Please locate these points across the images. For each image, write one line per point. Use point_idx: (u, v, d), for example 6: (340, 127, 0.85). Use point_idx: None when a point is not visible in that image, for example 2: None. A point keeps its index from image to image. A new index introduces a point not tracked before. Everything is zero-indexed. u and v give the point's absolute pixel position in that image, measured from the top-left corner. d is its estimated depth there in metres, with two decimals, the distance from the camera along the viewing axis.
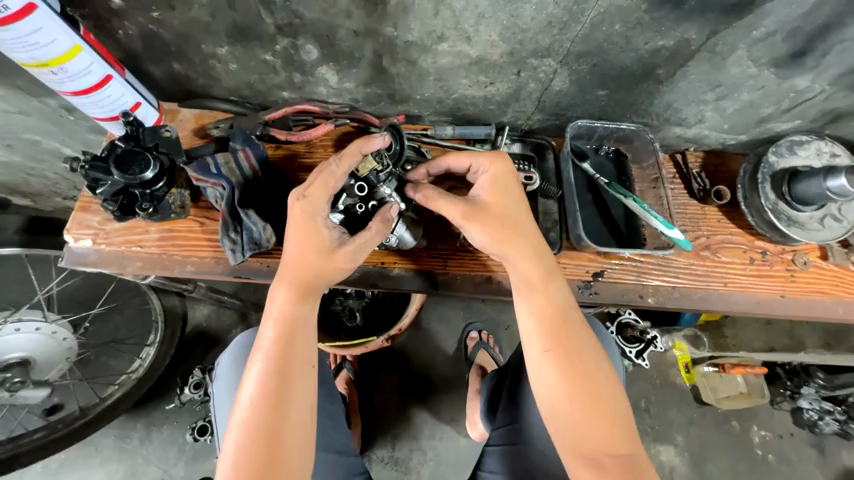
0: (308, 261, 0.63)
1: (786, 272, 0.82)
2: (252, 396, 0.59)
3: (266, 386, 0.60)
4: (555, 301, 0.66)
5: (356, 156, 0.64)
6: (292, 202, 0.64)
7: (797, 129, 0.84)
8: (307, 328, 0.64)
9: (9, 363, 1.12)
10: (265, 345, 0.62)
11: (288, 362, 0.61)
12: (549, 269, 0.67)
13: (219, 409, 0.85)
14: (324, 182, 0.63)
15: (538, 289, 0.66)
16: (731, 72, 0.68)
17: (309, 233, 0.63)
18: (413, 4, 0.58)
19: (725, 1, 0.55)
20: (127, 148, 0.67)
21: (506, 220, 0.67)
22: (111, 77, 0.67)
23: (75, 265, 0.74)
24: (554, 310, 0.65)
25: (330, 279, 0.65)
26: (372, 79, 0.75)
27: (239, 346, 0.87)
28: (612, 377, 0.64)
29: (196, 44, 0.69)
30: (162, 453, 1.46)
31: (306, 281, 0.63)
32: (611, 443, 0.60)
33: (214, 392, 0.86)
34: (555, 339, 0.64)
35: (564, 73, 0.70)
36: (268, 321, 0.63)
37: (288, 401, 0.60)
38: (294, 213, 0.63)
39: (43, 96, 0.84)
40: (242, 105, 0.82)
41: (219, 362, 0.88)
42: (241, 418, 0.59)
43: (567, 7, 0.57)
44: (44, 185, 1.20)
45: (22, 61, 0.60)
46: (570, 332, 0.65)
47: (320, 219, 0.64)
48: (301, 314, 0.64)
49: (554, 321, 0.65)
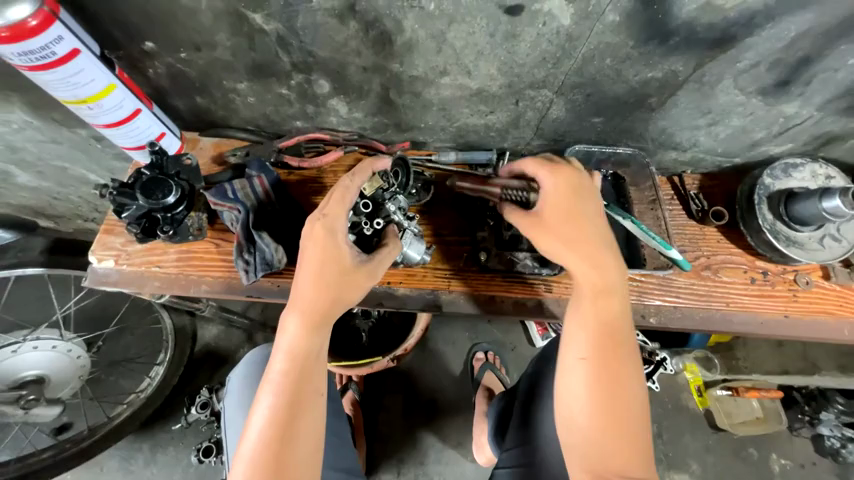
0: (325, 280, 0.63)
1: (789, 292, 0.83)
2: (262, 428, 0.60)
3: (275, 418, 0.60)
4: (609, 324, 0.63)
5: (366, 174, 0.68)
6: (311, 222, 0.65)
7: (791, 151, 0.86)
8: (318, 360, 0.65)
9: (24, 381, 1.16)
10: (274, 379, 0.62)
11: (298, 393, 0.62)
12: (611, 287, 0.64)
13: (229, 427, 0.87)
14: (339, 198, 0.65)
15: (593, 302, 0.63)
16: (720, 100, 0.72)
17: (329, 251, 0.64)
18: (417, 43, 0.63)
19: (706, 37, 0.60)
20: (152, 176, 0.72)
21: (576, 234, 0.64)
22: (140, 111, 0.72)
23: (97, 284, 0.78)
24: (596, 334, 0.62)
25: (346, 300, 0.65)
26: (380, 109, 0.80)
27: (250, 364, 0.91)
28: (643, 404, 0.61)
29: (218, 80, 0.75)
30: (166, 476, 1.45)
31: (321, 305, 0.64)
32: (631, 466, 0.58)
33: (225, 409, 0.88)
34: (594, 363, 0.61)
35: (560, 102, 0.74)
36: (278, 355, 0.64)
37: (296, 430, 0.61)
38: (314, 233, 0.64)
39: (75, 127, 0.92)
40: (258, 134, 0.87)
41: (231, 378, 0.92)
42: (249, 451, 0.59)
43: (560, 44, 0.62)
44: (68, 208, 1.27)
45: (63, 98, 0.66)
46: (616, 358, 0.61)
47: (338, 237, 0.65)
48: (313, 342, 0.64)
49: (593, 347, 0.62)
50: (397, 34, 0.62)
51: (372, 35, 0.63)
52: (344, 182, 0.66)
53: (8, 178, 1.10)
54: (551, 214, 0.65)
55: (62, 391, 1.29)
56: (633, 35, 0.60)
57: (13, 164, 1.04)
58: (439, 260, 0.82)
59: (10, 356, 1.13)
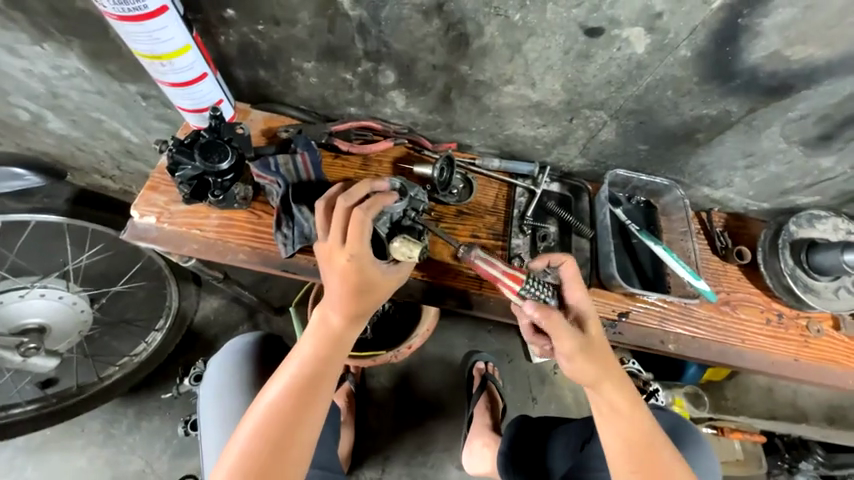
0: (352, 284, 0.63)
1: (801, 337, 0.86)
2: (273, 400, 0.63)
3: (289, 395, 0.63)
4: (641, 435, 0.67)
5: (378, 207, 0.64)
6: (338, 253, 0.63)
7: (817, 204, 0.91)
8: (342, 349, 0.67)
9: (26, 328, 1.15)
10: (300, 356, 0.65)
11: (315, 381, 0.65)
12: (634, 399, 0.69)
13: (201, 414, 0.85)
14: (358, 226, 0.61)
15: (624, 417, 0.67)
16: (763, 145, 0.75)
17: (357, 272, 0.62)
18: (492, 49, 0.66)
19: (766, 84, 0.63)
20: (210, 138, 0.73)
21: (604, 358, 0.67)
22: (207, 75, 0.73)
23: (135, 239, 0.78)
24: (641, 435, 0.67)
25: (372, 303, 0.66)
26: (437, 107, 0.82)
27: (229, 352, 0.90)
28: None
29: (287, 57, 0.76)
30: (148, 444, 1.43)
31: (350, 307, 0.65)
32: None
33: (200, 396, 0.88)
34: (641, 463, 0.66)
35: (612, 126, 0.77)
36: (308, 336, 0.66)
37: (307, 411, 0.63)
38: (342, 264, 0.62)
39: (126, 82, 0.94)
40: (310, 114, 0.89)
41: (208, 367, 0.90)
42: (258, 416, 0.62)
43: (628, 70, 0.65)
44: (89, 161, 1.26)
45: (139, 51, 0.67)
46: (659, 463, 0.66)
47: (366, 257, 0.63)
48: (345, 334, 0.66)
49: (639, 441, 0.66)
50: (475, 37, 0.65)
51: (451, 36, 0.65)
52: (359, 214, 0.62)
53: (39, 122, 1.10)
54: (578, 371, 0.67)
55: (61, 344, 1.27)
56: (698, 72, 0.63)
57: (47, 109, 1.04)
58: (472, 265, 0.83)
59: (17, 300, 1.12)
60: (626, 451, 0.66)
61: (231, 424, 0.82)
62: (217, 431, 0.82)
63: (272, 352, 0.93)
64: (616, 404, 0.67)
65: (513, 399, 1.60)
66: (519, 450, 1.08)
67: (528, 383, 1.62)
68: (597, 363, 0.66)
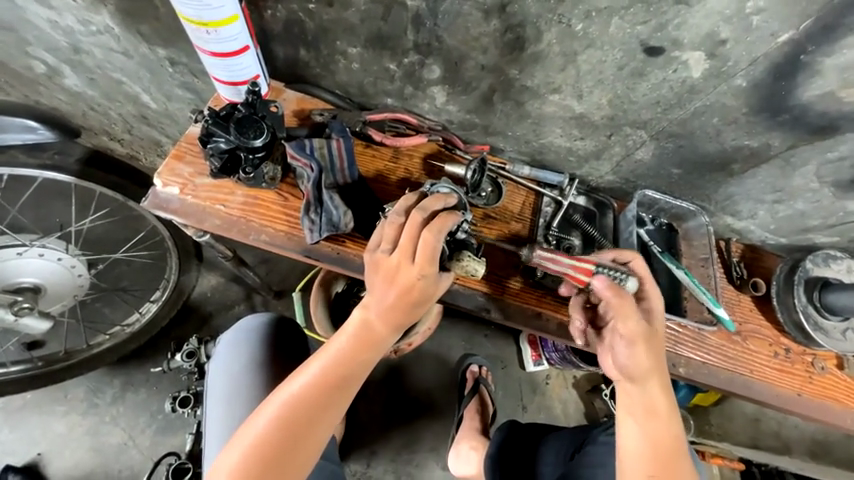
0: (404, 290, 0.61)
1: (805, 372, 0.88)
2: (300, 391, 0.62)
3: (317, 388, 0.63)
4: (669, 444, 0.63)
5: (445, 226, 0.61)
6: (405, 264, 0.61)
7: (834, 245, 0.92)
8: (375, 351, 0.66)
9: (20, 287, 1.11)
10: (333, 351, 0.64)
11: (345, 379, 0.64)
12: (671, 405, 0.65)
13: (209, 388, 0.84)
14: (431, 256, 0.60)
15: (657, 420, 0.64)
16: (795, 181, 0.76)
17: (414, 283, 0.61)
18: (546, 56, 0.65)
19: (813, 122, 0.64)
20: (246, 114, 0.71)
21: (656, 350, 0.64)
22: (248, 48, 0.71)
23: (155, 208, 0.75)
24: (668, 444, 0.63)
25: (415, 313, 0.65)
26: (477, 108, 0.81)
27: (240, 330, 0.88)
28: None
29: (333, 39, 0.75)
30: (132, 417, 1.40)
31: (394, 314, 0.64)
32: None
33: (209, 370, 0.86)
34: (662, 470, 0.62)
35: (650, 146, 0.78)
36: (345, 331, 0.65)
37: (330, 407, 0.63)
38: (410, 276, 0.61)
39: (156, 46, 0.92)
40: (344, 100, 0.88)
41: (220, 342, 0.89)
42: (281, 403, 0.62)
43: (679, 93, 0.65)
44: (100, 122, 1.23)
45: (185, 15, 0.65)
46: (677, 473, 0.62)
47: (431, 268, 0.61)
48: (383, 337, 0.65)
49: (667, 449, 0.63)
50: (532, 42, 0.64)
51: (508, 38, 0.64)
52: (433, 234, 0.60)
53: (55, 77, 1.06)
54: (638, 365, 0.63)
55: (54, 306, 1.24)
56: (748, 103, 0.63)
57: (66, 64, 1.00)
58: (498, 271, 0.83)
59: (14, 258, 1.08)
60: (649, 454, 0.62)
61: (238, 404, 0.80)
62: (223, 409, 0.81)
63: (284, 335, 0.91)
64: (654, 405, 0.64)
65: (504, 405, 1.60)
66: (507, 456, 1.09)
67: (519, 391, 1.63)
68: (654, 358, 0.63)
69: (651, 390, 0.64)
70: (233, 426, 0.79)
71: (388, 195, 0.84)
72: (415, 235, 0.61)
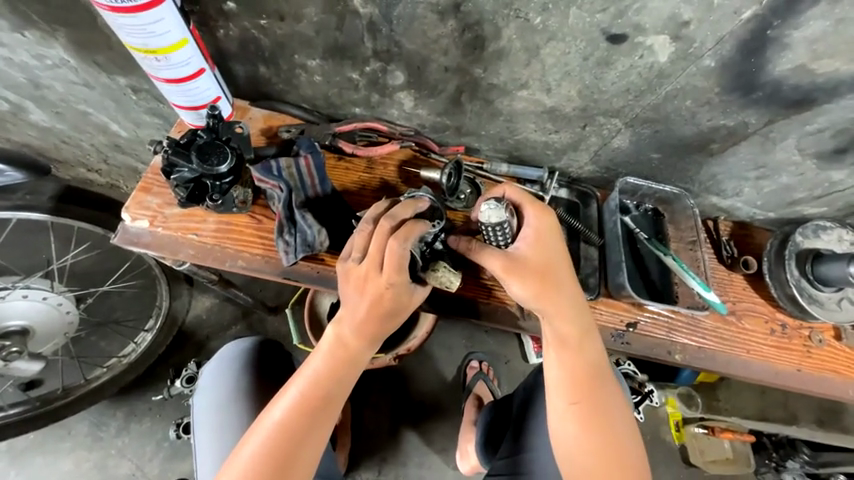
0: (373, 302, 0.61)
1: (803, 347, 0.87)
2: (281, 417, 0.61)
3: (297, 411, 0.61)
4: (586, 370, 0.67)
5: (412, 234, 0.60)
6: (374, 275, 0.60)
7: (823, 215, 0.90)
8: (355, 366, 0.65)
9: (7, 331, 1.08)
10: (311, 373, 0.63)
11: (327, 397, 0.63)
12: (585, 329, 0.67)
13: (197, 419, 0.83)
14: (399, 264, 0.59)
15: (570, 347, 0.67)
16: (777, 156, 0.74)
17: (385, 294, 0.60)
18: (509, 52, 0.63)
19: (788, 97, 0.62)
20: (208, 140, 0.69)
21: (545, 276, 0.65)
22: (204, 71, 0.69)
23: (126, 244, 0.74)
24: (584, 370, 0.67)
25: (391, 324, 0.64)
26: (446, 110, 0.79)
27: (222, 358, 0.87)
28: (629, 421, 0.67)
29: (290, 53, 0.72)
30: (138, 448, 1.39)
31: (371, 327, 0.62)
32: (601, 470, 0.64)
33: (194, 402, 0.85)
34: (582, 397, 0.66)
35: (626, 133, 0.76)
36: (320, 351, 0.64)
37: (313, 427, 0.62)
38: (380, 285, 0.60)
39: (116, 74, 0.89)
40: (312, 113, 0.85)
41: (203, 372, 0.87)
42: (266, 431, 0.61)
43: (648, 79, 0.63)
44: (73, 154, 1.20)
45: (132, 43, 0.62)
46: (597, 393, 0.66)
47: (399, 274, 0.60)
48: (359, 350, 0.64)
49: (584, 376, 0.66)
50: (492, 40, 0.62)
51: (467, 38, 0.62)
52: (400, 242, 0.59)
53: (20, 113, 1.03)
54: (525, 297, 0.66)
55: (46, 345, 1.22)
56: (719, 83, 0.62)
57: (29, 100, 0.98)
58: (461, 267, 0.80)
59: None
60: (568, 384, 0.66)
61: (225, 433, 0.80)
62: (213, 439, 0.80)
63: (267, 357, 0.90)
64: (565, 337, 0.67)
65: None
66: (493, 434, 1.09)
67: None
68: (546, 288, 0.65)
69: (561, 322, 0.66)
70: (223, 454, 0.78)
71: (365, 206, 0.82)
72: (384, 242, 0.60)
